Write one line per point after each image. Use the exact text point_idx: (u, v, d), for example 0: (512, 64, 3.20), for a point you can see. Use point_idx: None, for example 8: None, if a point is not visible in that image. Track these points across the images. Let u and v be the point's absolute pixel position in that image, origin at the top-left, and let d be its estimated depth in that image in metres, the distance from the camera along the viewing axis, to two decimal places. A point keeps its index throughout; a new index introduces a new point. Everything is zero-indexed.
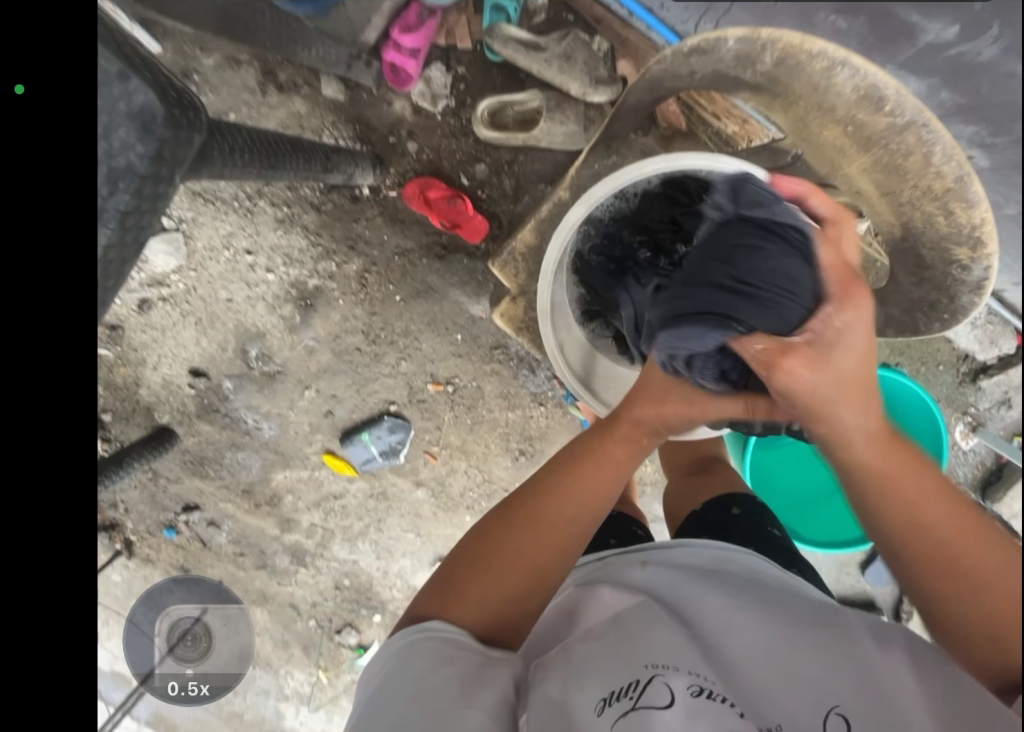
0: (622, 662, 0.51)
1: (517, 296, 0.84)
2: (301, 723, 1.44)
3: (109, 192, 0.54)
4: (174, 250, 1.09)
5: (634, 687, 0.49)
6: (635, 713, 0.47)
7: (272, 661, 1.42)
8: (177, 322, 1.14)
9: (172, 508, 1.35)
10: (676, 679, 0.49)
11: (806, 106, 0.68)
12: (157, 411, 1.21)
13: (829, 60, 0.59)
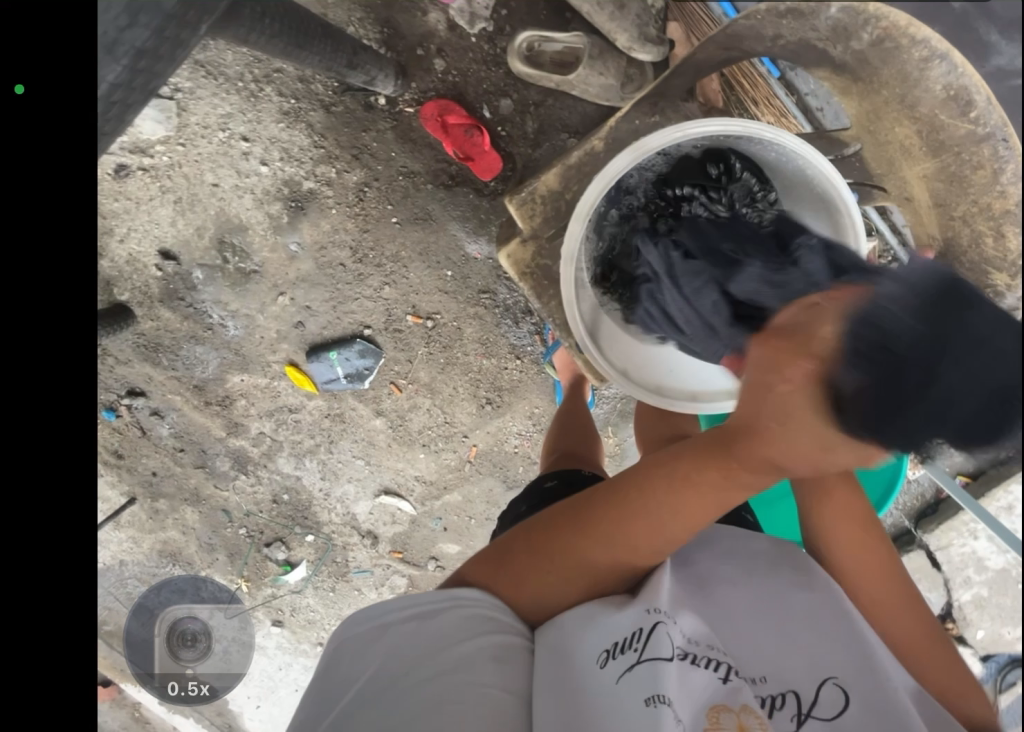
0: (626, 617, 0.53)
1: (528, 238, 0.82)
2: (213, 627, 1.44)
3: (127, 24, 0.49)
4: (163, 118, 1.01)
5: (638, 639, 0.51)
6: (639, 668, 0.49)
7: (195, 563, 1.41)
8: (154, 197, 1.07)
9: (115, 390, 1.29)
10: (675, 637, 0.51)
11: (885, 98, 0.69)
12: (117, 287, 1.14)
13: (928, 50, 0.65)
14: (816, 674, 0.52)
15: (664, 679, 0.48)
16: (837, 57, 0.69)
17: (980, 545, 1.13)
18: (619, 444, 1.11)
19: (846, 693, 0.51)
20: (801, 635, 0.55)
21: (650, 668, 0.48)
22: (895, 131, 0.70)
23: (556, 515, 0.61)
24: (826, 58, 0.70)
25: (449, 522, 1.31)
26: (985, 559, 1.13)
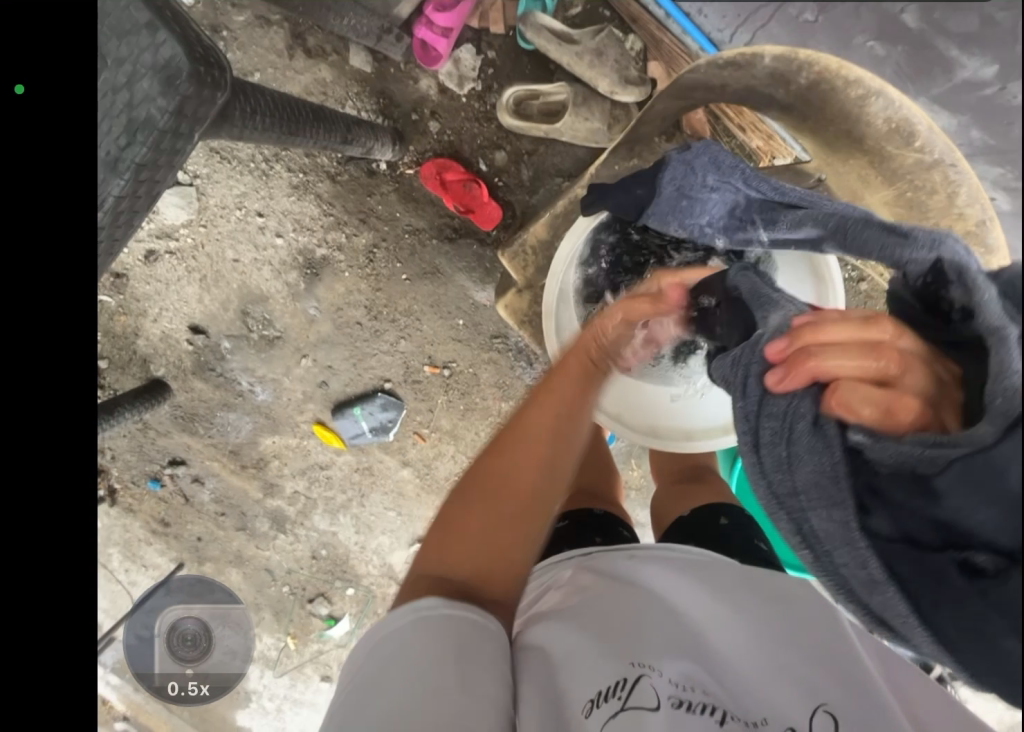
0: (606, 659, 0.50)
1: (524, 289, 0.89)
2: (264, 686, 1.46)
3: (125, 143, 0.55)
4: (185, 204, 1.08)
5: (621, 686, 0.48)
6: (623, 714, 0.46)
7: (242, 624, 1.44)
8: (182, 276, 1.14)
9: (159, 460, 1.35)
10: (661, 683, 0.48)
11: (833, 136, 0.72)
12: (153, 363, 1.21)
13: (863, 88, 0.66)
14: (812, 698, 0.48)
15: (645, 728, 0.45)
16: (781, 99, 0.73)
17: None
18: (645, 479, 1.09)
19: (842, 716, 0.46)
20: (804, 660, 0.50)
21: (642, 715, 0.46)
22: (850, 164, 0.71)
23: (477, 463, 0.63)
24: (773, 99, 0.73)
25: None
26: None
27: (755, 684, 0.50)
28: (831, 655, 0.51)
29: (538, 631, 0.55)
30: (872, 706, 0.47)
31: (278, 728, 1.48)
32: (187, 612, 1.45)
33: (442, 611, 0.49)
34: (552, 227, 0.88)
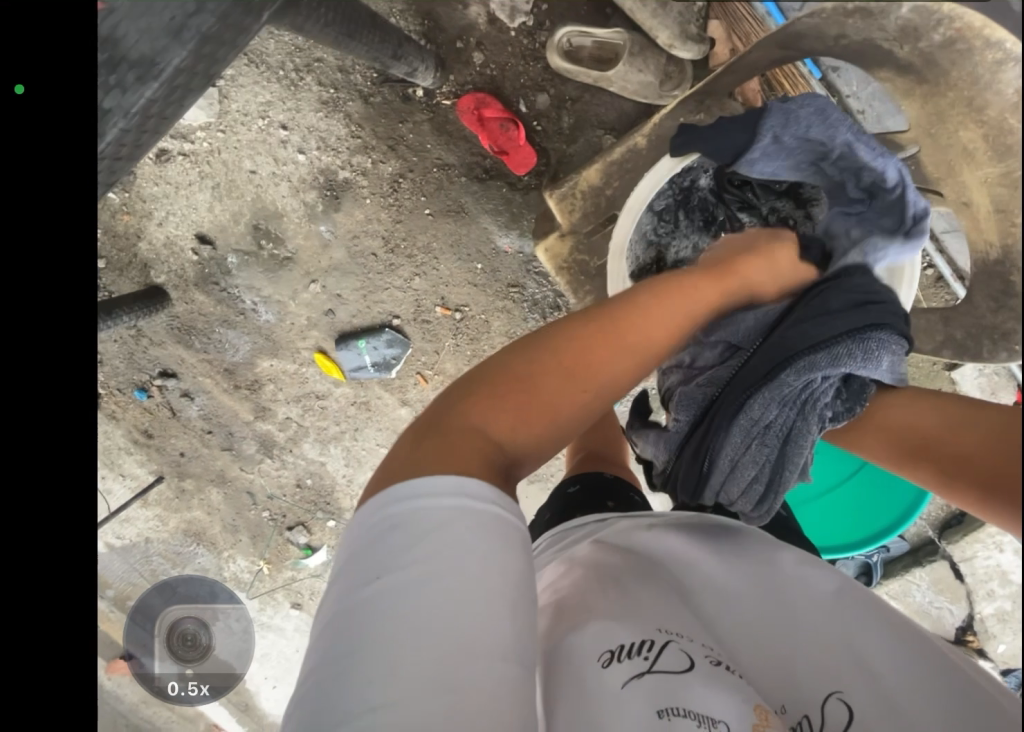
0: (628, 622, 0.48)
1: (566, 233, 0.90)
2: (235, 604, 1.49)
3: (194, 10, 0.51)
4: (206, 105, 1.03)
5: (648, 648, 0.46)
6: (647, 677, 0.44)
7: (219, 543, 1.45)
8: (193, 181, 1.09)
9: (148, 370, 1.33)
10: (693, 649, 0.48)
11: (951, 99, 0.66)
12: (154, 270, 1.17)
13: (1002, 50, 0.61)
14: (821, 684, 0.48)
15: (684, 689, 0.44)
16: (899, 56, 0.67)
17: (1005, 558, 1.18)
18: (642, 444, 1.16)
19: (852, 707, 0.46)
20: (800, 628, 0.51)
21: (662, 680, 0.44)
22: (961, 133, 0.67)
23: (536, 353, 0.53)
24: (890, 57, 0.68)
25: None
26: (1009, 572, 1.18)
27: (771, 661, 0.51)
28: (827, 620, 0.51)
29: (562, 599, 0.53)
30: (865, 681, 0.47)
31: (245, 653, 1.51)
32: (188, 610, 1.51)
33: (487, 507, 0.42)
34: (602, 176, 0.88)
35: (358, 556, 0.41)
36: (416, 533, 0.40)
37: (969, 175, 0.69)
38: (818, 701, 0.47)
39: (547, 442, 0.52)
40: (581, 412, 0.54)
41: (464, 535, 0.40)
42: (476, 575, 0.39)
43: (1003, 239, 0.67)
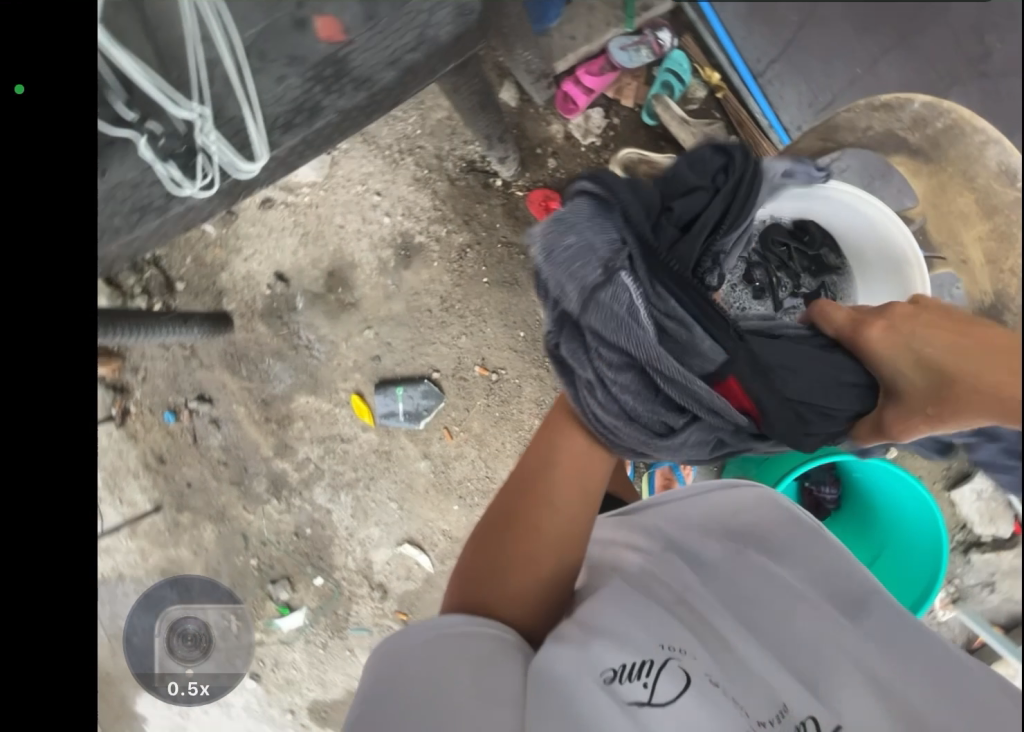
0: (636, 642, 0.58)
1: None
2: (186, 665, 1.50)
3: None
4: (317, 166, 1.22)
5: (646, 667, 0.56)
6: (643, 707, 0.54)
7: (193, 590, 1.49)
8: (286, 227, 1.26)
9: (186, 393, 1.40)
10: (696, 666, 0.56)
11: (949, 176, 0.89)
12: (227, 298, 1.30)
13: (984, 137, 0.86)
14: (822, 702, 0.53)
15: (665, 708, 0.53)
16: (913, 141, 0.91)
17: None
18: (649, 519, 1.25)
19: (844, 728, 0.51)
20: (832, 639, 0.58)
21: (651, 712, 0.53)
22: (959, 201, 0.89)
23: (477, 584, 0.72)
24: (905, 142, 0.92)
25: None
26: None
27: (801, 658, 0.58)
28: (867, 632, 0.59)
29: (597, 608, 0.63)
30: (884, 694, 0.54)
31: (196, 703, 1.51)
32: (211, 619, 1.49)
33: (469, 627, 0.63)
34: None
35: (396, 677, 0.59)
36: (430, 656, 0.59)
37: (969, 239, 0.89)
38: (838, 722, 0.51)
39: (566, 553, 0.72)
40: (563, 541, 0.72)
41: (466, 653, 0.60)
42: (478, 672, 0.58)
43: (997, 286, 0.84)
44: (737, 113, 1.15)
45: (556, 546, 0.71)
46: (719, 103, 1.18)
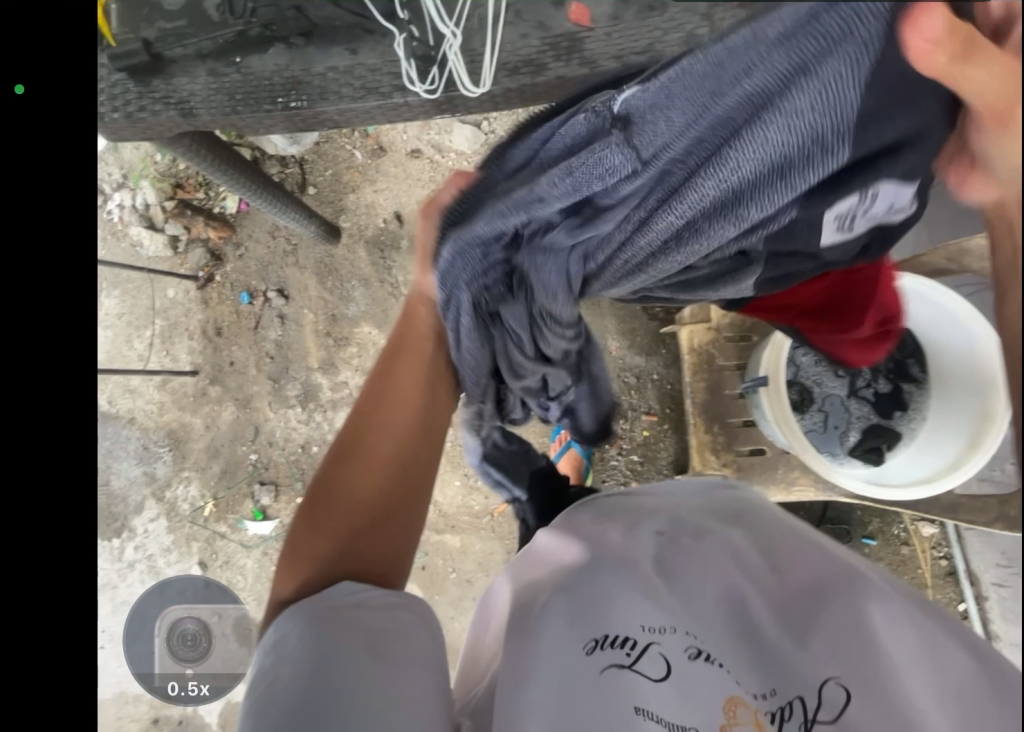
0: (606, 619, 0.59)
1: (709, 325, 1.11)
2: (148, 533, 1.54)
3: None
4: (472, 140, 1.44)
5: (633, 646, 0.57)
6: (623, 669, 0.56)
7: (188, 461, 1.53)
8: (421, 179, 1.47)
9: (268, 283, 1.52)
10: (674, 646, 0.57)
11: None
12: (344, 215, 1.48)
13: None
14: (818, 673, 0.54)
15: (644, 687, 0.55)
16: None
17: None
18: None
19: (848, 691, 0.53)
20: (828, 608, 0.58)
21: (632, 677, 0.56)
22: None
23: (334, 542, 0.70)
24: None
25: (455, 531, 1.45)
26: None
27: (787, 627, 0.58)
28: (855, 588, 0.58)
29: (559, 578, 0.64)
30: (877, 668, 0.53)
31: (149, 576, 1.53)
32: (193, 609, 1.54)
33: (365, 596, 0.62)
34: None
35: (297, 694, 0.52)
36: (317, 648, 0.55)
37: None
38: (817, 684, 0.54)
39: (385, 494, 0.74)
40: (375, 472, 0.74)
41: (357, 647, 0.56)
42: (374, 656, 0.56)
43: None
44: None
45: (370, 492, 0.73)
46: None
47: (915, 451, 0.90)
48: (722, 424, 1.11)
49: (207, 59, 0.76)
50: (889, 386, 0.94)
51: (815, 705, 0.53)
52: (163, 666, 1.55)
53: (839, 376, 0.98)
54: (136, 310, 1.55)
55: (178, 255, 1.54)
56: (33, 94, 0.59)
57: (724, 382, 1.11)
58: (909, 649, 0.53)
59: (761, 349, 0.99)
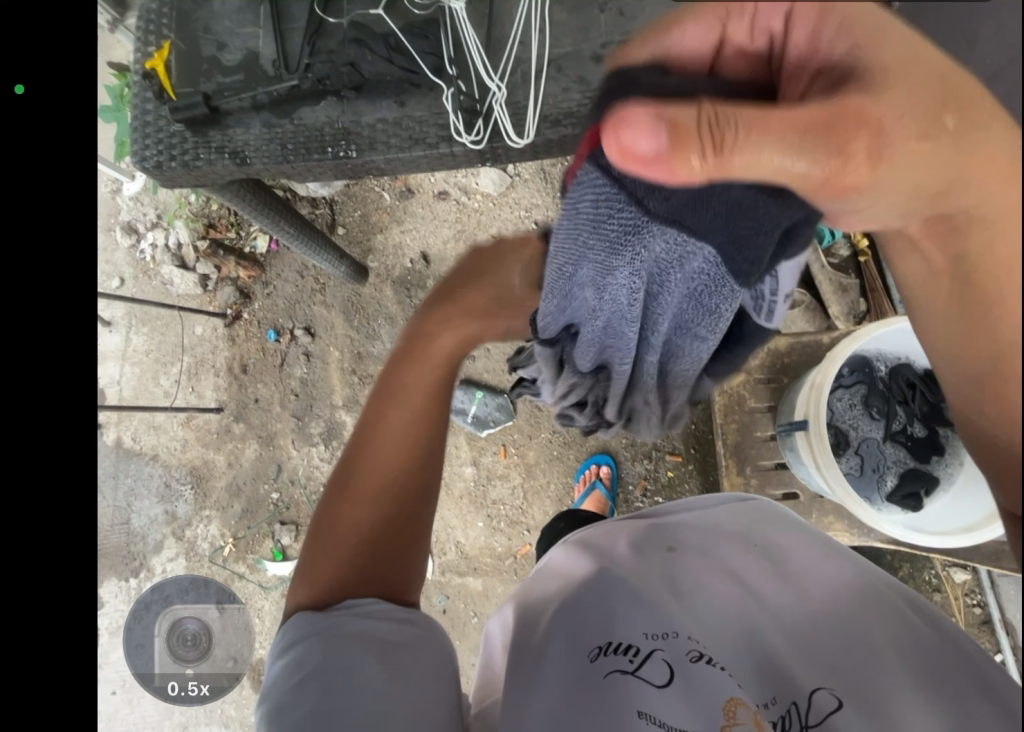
0: (615, 625, 0.56)
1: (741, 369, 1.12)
2: (166, 571, 1.52)
3: None
4: (498, 184, 1.47)
5: (636, 654, 0.53)
6: (627, 678, 0.51)
7: (209, 499, 1.53)
8: (448, 220, 1.49)
9: (295, 321, 1.54)
10: (676, 651, 0.53)
11: None
12: (372, 256, 1.51)
13: None
14: (812, 680, 0.50)
15: (646, 692, 0.50)
16: None
17: None
18: None
19: (842, 699, 0.48)
20: (842, 621, 0.54)
21: (637, 684, 0.51)
22: None
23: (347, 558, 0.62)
24: None
25: (478, 573, 1.43)
26: None
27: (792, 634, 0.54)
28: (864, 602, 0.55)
29: (569, 595, 0.61)
30: (873, 675, 0.49)
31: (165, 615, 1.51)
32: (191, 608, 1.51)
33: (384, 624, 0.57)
34: (787, 348, 1.11)
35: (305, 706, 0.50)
36: (327, 660, 0.52)
37: None
38: (809, 691, 0.50)
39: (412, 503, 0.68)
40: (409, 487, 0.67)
41: (365, 658, 0.53)
42: (386, 671, 0.52)
43: None
44: (873, 280, 1.29)
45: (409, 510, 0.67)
46: (860, 265, 1.31)
47: (954, 497, 0.90)
48: (754, 468, 1.12)
49: (262, 110, 0.80)
50: (924, 431, 0.94)
51: (807, 710, 0.49)
52: (165, 665, 1.52)
53: (873, 419, 0.96)
54: (164, 347, 1.57)
55: (208, 292, 1.56)
56: (31, 93, 0.51)
57: (755, 424, 1.12)
58: (907, 666, 0.49)
59: (796, 392, 1.01)
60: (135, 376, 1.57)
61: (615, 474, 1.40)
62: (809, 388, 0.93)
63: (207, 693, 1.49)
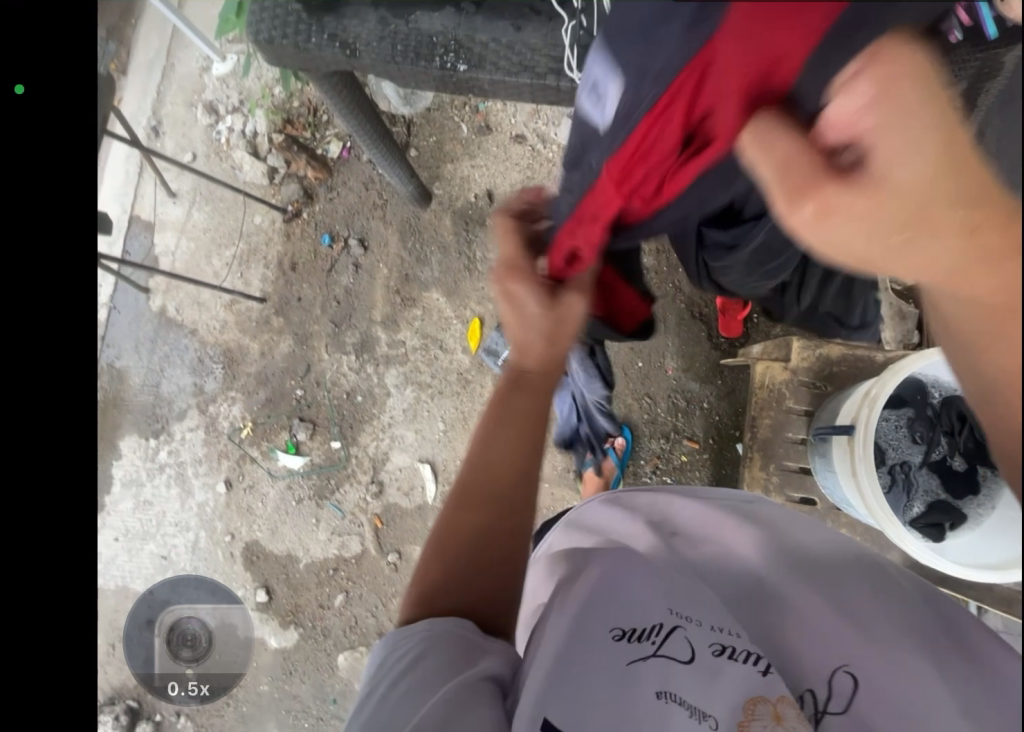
0: (637, 610, 0.59)
1: (787, 369, 1.14)
2: (185, 442, 1.58)
3: None
4: None
5: (659, 636, 0.57)
6: (650, 661, 0.55)
7: (237, 383, 1.58)
8: (518, 164, 1.50)
9: (351, 230, 1.56)
10: (698, 637, 0.57)
11: None
12: (439, 183, 1.52)
13: None
14: (839, 668, 0.54)
15: (675, 675, 0.55)
16: None
17: None
18: None
19: (866, 686, 0.52)
20: (867, 609, 0.56)
21: (660, 666, 0.55)
22: None
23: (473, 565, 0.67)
24: None
25: None
26: None
27: (814, 634, 0.57)
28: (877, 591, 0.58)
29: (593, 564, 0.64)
30: (888, 665, 0.52)
31: (173, 483, 1.58)
32: (194, 608, 1.56)
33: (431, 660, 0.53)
34: (839, 356, 1.12)
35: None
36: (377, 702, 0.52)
37: None
38: (835, 676, 0.54)
39: (514, 497, 0.71)
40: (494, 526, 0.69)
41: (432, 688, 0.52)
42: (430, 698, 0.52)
43: None
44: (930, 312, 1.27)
45: (499, 495, 0.70)
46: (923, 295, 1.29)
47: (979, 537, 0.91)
48: (776, 466, 1.14)
49: (380, 6, 0.81)
50: (963, 466, 0.94)
51: (833, 700, 0.53)
52: (165, 665, 1.56)
53: (915, 444, 0.97)
54: (222, 230, 1.60)
55: (273, 185, 1.59)
56: None
57: (787, 424, 1.14)
58: (923, 655, 0.52)
59: (841, 401, 1.02)
60: (188, 251, 1.61)
61: (630, 447, 1.41)
62: (858, 396, 0.95)
63: (206, 693, 1.53)
